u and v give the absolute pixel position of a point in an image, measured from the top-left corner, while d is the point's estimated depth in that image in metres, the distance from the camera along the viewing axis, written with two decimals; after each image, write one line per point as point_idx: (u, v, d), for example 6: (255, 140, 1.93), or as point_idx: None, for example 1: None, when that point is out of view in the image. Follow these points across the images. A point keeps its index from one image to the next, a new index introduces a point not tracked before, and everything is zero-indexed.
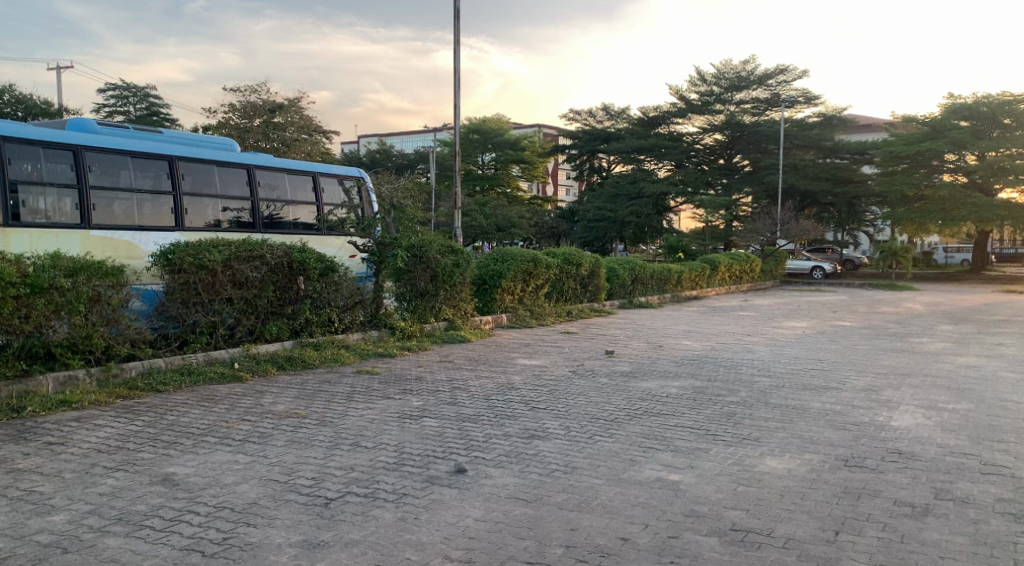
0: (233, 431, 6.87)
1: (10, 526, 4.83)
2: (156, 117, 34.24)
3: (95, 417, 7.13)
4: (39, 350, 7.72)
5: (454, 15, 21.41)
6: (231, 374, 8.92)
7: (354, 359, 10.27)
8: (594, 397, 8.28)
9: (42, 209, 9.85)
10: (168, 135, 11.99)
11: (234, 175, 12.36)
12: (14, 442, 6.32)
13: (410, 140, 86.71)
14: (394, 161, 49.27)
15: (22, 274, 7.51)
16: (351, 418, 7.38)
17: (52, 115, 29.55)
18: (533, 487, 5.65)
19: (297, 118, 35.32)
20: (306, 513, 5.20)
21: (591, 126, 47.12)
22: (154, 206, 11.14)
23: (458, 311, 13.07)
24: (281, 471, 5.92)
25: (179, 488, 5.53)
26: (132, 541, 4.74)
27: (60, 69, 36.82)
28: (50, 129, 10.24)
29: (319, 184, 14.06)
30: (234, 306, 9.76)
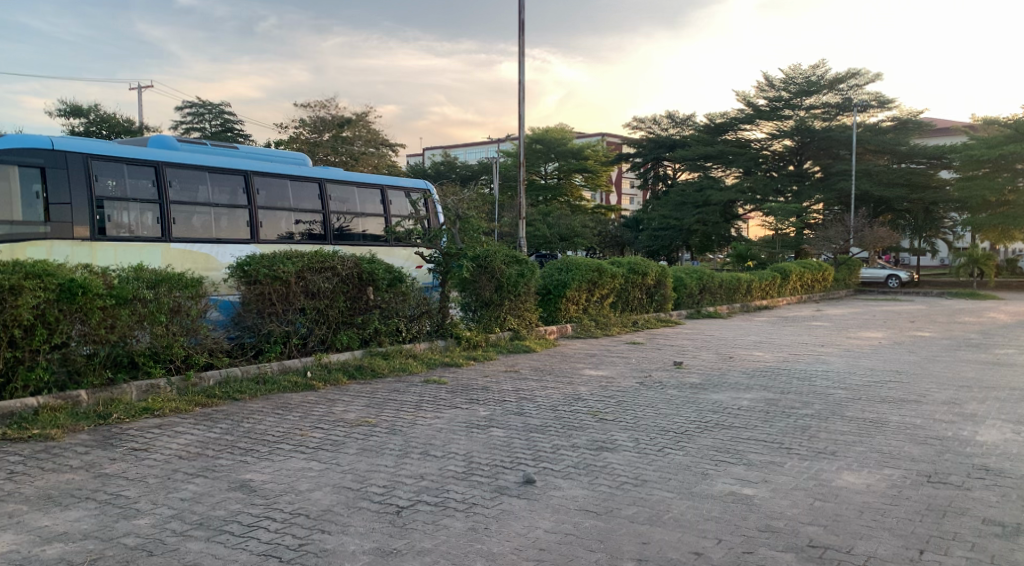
0: (306, 439, 7.02)
1: (99, 529, 5.02)
2: (231, 133, 35.38)
3: (175, 424, 7.36)
4: (124, 359, 8.01)
5: (518, 28, 21.15)
6: (304, 383, 9.11)
7: (422, 368, 10.40)
8: (663, 409, 8.19)
9: (126, 223, 10.25)
10: (244, 150, 12.37)
11: (306, 189, 12.68)
12: (101, 448, 6.58)
13: (472, 152, 87.49)
14: (458, 172, 49.73)
15: (108, 286, 7.84)
16: (420, 427, 7.45)
17: (133, 133, 30.81)
18: (603, 499, 5.62)
19: (364, 132, 35.94)
20: (378, 520, 5.28)
21: (656, 134, 46.76)
22: (230, 220, 11.47)
23: (523, 320, 13.12)
24: (353, 479, 6.02)
25: (256, 494, 5.67)
26: (212, 546, 4.88)
27: (140, 89, 38.40)
28: (133, 146, 10.68)
29: (388, 197, 14.29)
30: (307, 315, 9.97)
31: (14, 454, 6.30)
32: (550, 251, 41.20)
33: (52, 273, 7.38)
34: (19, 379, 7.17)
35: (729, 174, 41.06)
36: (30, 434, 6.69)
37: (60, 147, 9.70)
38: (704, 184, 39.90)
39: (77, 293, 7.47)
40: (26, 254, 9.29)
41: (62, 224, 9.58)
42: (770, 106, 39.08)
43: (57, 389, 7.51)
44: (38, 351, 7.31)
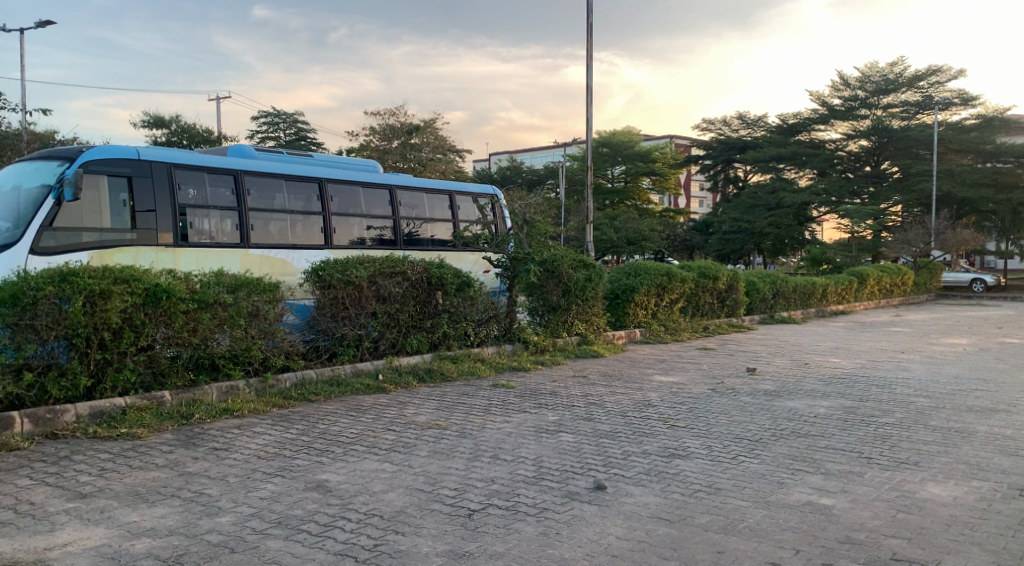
0: (379, 441, 7.14)
1: (183, 526, 5.20)
2: (304, 141, 36.19)
3: (254, 425, 7.57)
4: (206, 360, 8.28)
5: (587, 31, 21.12)
6: (376, 386, 9.27)
7: (491, 372, 10.45)
8: (737, 416, 8.05)
9: (206, 230, 10.59)
10: (318, 158, 12.68)
11: (377, 195, 12.90)
12: (184, 447, 6.81)
13: (538, 157, 87.71)
14: (525, 177, 49.84)
15: (191, 290, 8.12)
16: (490, 431, 7.50)
17: (211, 143, 31.82)
18: (676, 507, 5.55)
19: (432, 138, 36.23)
20: (450, 523, 5.33)
21: (726, 135, 46.13)
22: (305, 225, 11.75)
23: (591, 325, 13.07)
24: (426, 481, 6.09)
25: (332, 495, 5.79)
26: (291, 544, 4.99)
27: (218, 100, 39.70)
28: (213, 156, 11.06)
29: (456, 203, 14.43)
30: (378, 319, 10.13)
31: (104, 452, 6.57)
32: (617, 254, 40.91)
33: (140, 279, 7.67)
34: (108, 379, 7.48)
35: (803, 175, 40.09)
36: (118, 433, 6.97)
37: (146, 157, 10.10)
38: (777, 186, 39.08)
39: (163, 297, 7.76)
40: (116, 260, 9.63)
41: (147, 231, 9.96)
42: (846, 105, 38.12)
43: (143, 390, 7.80)
44: (125, 353, 7.60)
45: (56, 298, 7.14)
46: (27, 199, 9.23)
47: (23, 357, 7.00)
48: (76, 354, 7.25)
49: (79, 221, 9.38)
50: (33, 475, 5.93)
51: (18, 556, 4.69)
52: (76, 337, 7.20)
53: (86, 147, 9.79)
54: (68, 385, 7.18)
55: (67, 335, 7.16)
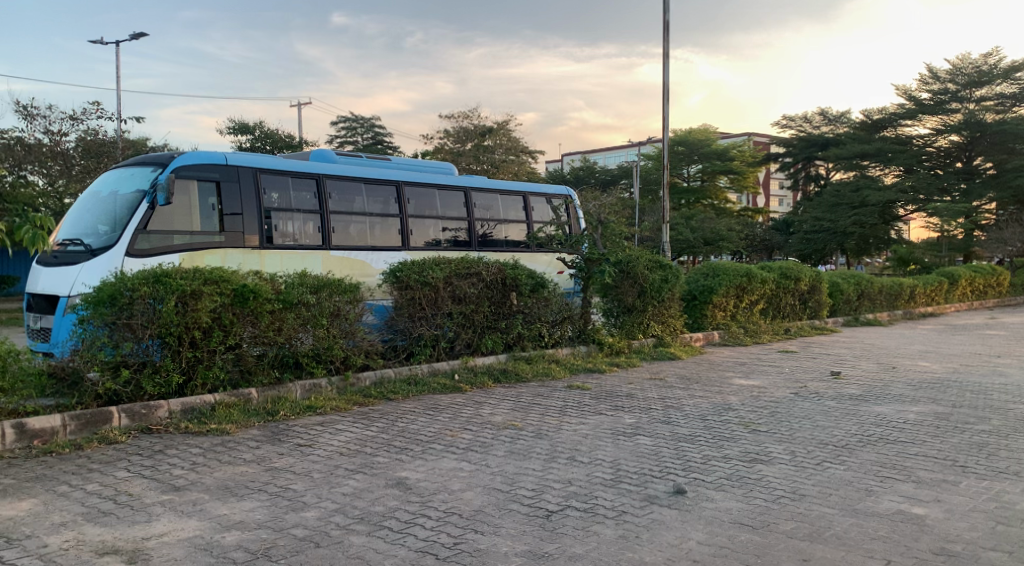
0: (457, 440, 7.21)
1: (271, 519, 5.35)
2: (381, 145, 36.81)
3: (336, 422, 7.74)
4: (290, 359, 8.50)
5: (663, 29, 20.86)
6: (453, 385, 9.36)
7: (565, 374, 10.43)
8: (821, 421, 7.84)
9: (290, 232, 10.88)
10: (396, 161, 12.89)
11: (453, 197, 13.04)
12: (270, 443, 7.01)
13: (612, 157, 87.25)
14: (599, 177, 49.57)
15: (276, 291, 8.35)
16: (566, 432, 7.49)
17: (292, 147, 32.66)
18: (759, 513, 5.44)
19: (506, 140, 36.43)
20: (529, 523, 5.34)
21: (806, 132, 45.22)
22: (383, 227, 11.95)
23: (667, 327, 12.92)
24: (503, 481, 6.12)
25: (412, 492, 5.88)
26: (373, 540, 5.09)
27: (299, 106, 40.74)
28: (297, 160, 11.37)
29: (530, 204, 14.46)
30: (454, 320, 10.24)
31: (195, 446, 6.82)
32: (694, 254, 40.31)
33: (228, 279, 7.93)
34: (199, 376, 7.77)
35: (889, 172, 38.72)
36: (208, 429, 7.21)
37: (233, 162, 10.46)
38: (861, 183, 37.85)
39: (250, 297, 8.02)
40: (205, 261, 9.98)
41: (234, 233, 10.28)
42: (936, 99, 36.68)
43: (231, 387, 8.06)
44: (215, 351, 7.88)
45: (150, 298, 7.47)
46: (123, 204, 9.66)
47: (120, 354, 7.35)
48: (169, 352, 7.56)
49: (172, 224, 9.76)
50: (130, 467, 6.20)
51: (118, 545, 4.90)
52: (169, 336, 7.52)
53: (177, 154, 10.19)
54: (161, 381, 7.50)
55: (161, 334, 7.49)
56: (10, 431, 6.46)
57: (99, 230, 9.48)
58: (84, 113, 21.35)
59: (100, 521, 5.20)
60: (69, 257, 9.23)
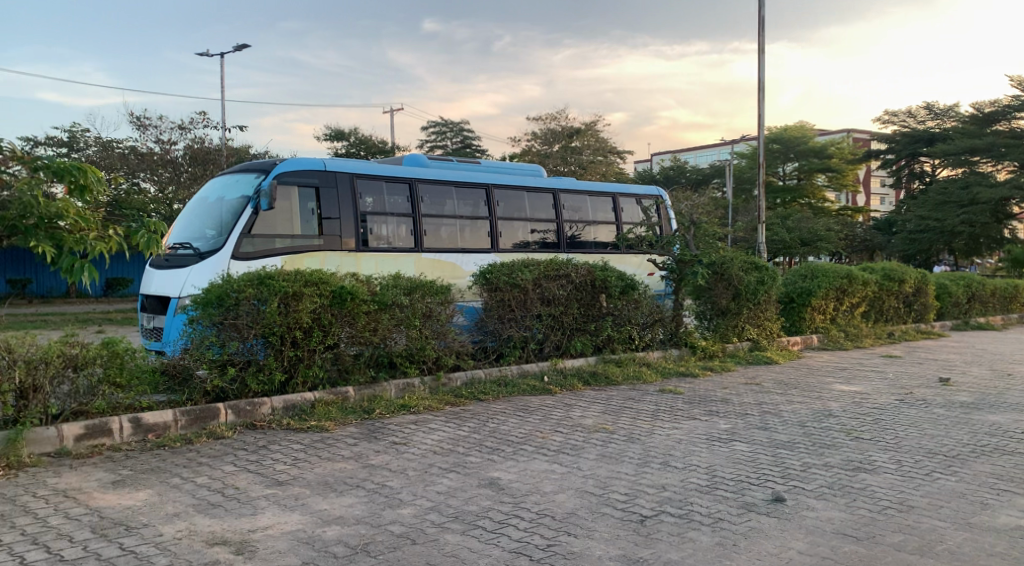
0: (548, 441, 7.21)
1: (368, 515, 5.47)
2: (469, 149, 37.21)
3: (429, 421, 7.86)
4: (385, 359, 8.68)
5: (759, 23, 20.33)
6: (542, 387, 9.38)
7: (657, 378, 10.29)
8: (929, 429, 7.50)
9: (384, 235, 11.12)
10: (486, 164, 13.00)
11: (542, 199, 13.08)
12: (367, 440, 7.18)
13: (703, 157, 85.83)
14: (689, 176, 48.81)
15: (371, 292, 8.54)
16: (659, 437, 7.40)
17: (384, 152, 33.39)
18: (864, 524, 5.26)
19: (594, 141, 36.26)
20: (622, 528, 5.30)
21: (910, 128, 43.54)
22: (473, 230, 12.07)
23: (762, 330, 12.62)
24: (596, 484, 6.09)
25: (505, 493, 5.91)
26: (468, 539, 5.14)
27: (391, 111, 41.58)
28: (390, 165, 11.62)
29: (620, 205, 14.35)
30: (543, 322, 10.26)
31: (296, 443, 7.04)
32: (790, 254, 39.19)
33: (327, 281, 8.17)
34: (299, 375, 8.02)
35: (1002, 168, 36.73)
36: (308, 425, 7.44)
37: (331, 168, 10.77)
38: (971, 181, 36.02)
39: (347, 298, 8.23)
40: (305, 264, 10.30)
41: (332, 236, 10.57)
42: None
43: (329, 385, 8.29)
44: (314, 350, 8.13)
45: (255, 299, 7.77)
46: (229, 210, 10.06)
47: (227, 353, 7.67)
48: (272, 352, 7.85)
49: (274, 228, 10.11)
50: (236, 462, 6.46)
51: (227, 536, 5.10)
52: (272, 336, 7.81)
53: (279, 161, 10.55)
54: (265, 379, 7.79)
55: (264, 334, 7.78)
56: (128, 424, 6.81)
57: (206, 234, 9.91)
58: (192, 123, 22.34)
59: (210, 513, 5.44)
60: (180, 261, 9.67)
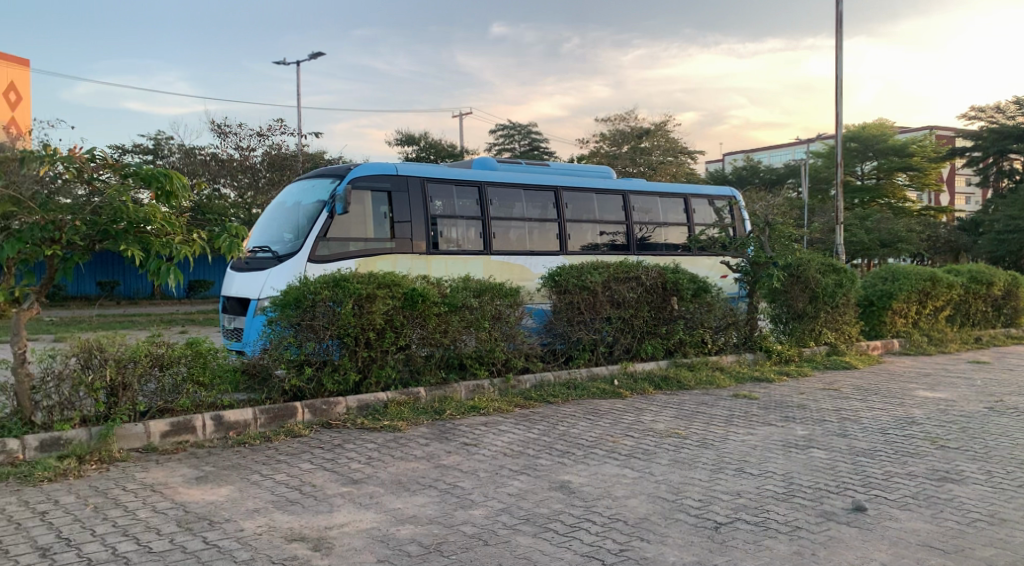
0: (619, 446, 7.16)
1: (441, 516, 5.53)
2: (538, 151, 37.23)
3: (499, 423, 7.89)
4: (455, 360, 8.76)
5: (836, 19, 19.81)
6: (612, 391, 9.31)
7: (730, 382, 10.10)
8: (1021, 439, 7.17)
9: (454, 238, 11.21)
10: (556, 165, 13.00)
11: (612, 201, 13.00)
12: (438, 441, 7.25)
13: (776, 156, 84.06)
14: (763, 176, 47.81)
15: (442, 294, 8.62)
16: (733, 442, 7.27)
17: (454, 156, 33.70)
18: (951, 536, 5.07)
19: (664, 141, 35.85)
20: (696, 534, 5.23)
21: (998, 124, 41.71)
22: (542, 232, 12.08)
23: (840, 334, 12.29)
24: (669, 490, 6.02)
25: (576, 496, 5.90)
26: (540, 542, 5.14)
27: (460, 116, 41.93)
28: (460, 168, 11.74)
29: (691, 206, 14.14)
30: (613, 324, 10.20)
31: (370, 442, 7.16)
32: (869, 255, 38.03)
33: (399, 283, 8.29)
34: (372, 375, 8.16)
35: None
36: (381, 425, 7.56)
37: (403, 172, 10.94)
38: None
39: (418, 300, 8.33)
40: (377, 267, 10.47)
41: (404, 239, 10.72)
42: None
43: (401, 386, 8.41)
44: (387, 351, 8.25)
45: (331, 301, 7.95)
46: (306, 214, 10.31)
47: (304, 353, 7.85)
48: (346, 352, 8.01)
49: (348, 231, 10.30)
50: (313, 459, 6.60)
51: (304, 532, 5.22)
52: (347, 337, 7.97)
53: (353, 165, 10.77)
54: (340, 379, 7.95)
55: (339, 334, 7.95)
56: (210, 422, 7.03)
57: (284, 237, 10.18)
58: (269, 130, 22.93)
59: (288, 509, 5.57)
60: (259, 263, 9.95)
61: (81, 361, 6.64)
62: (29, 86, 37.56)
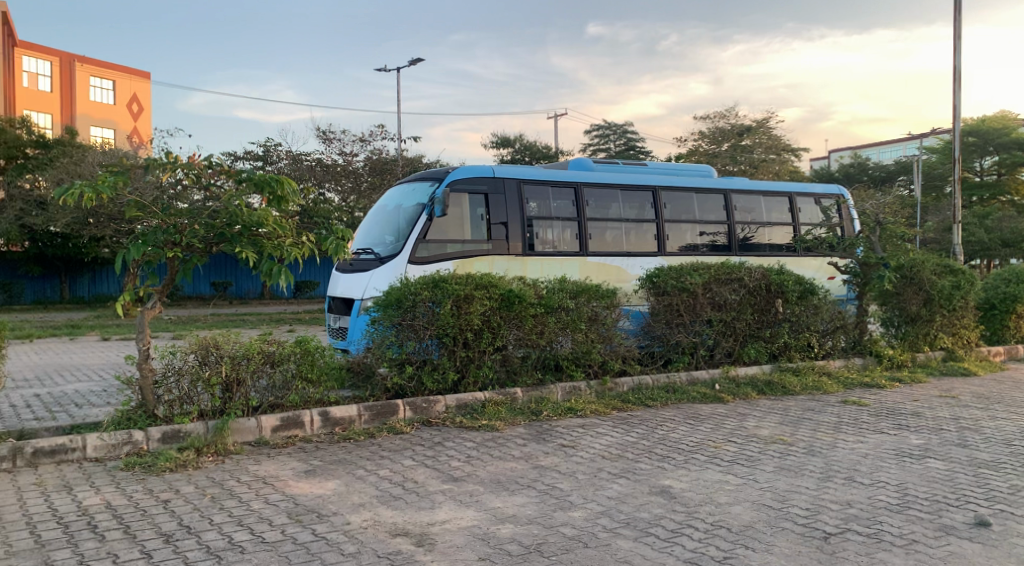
0: (721, 452, 7.00)
1: (541, 516, 5.54)
2: (634, 150, 36.86)
3: (597, 425, 7.85)
4: (552, 361, 8.76)
5: (954, 7, 18.83)
6: (713, 395, 9.12)
7: (838, 389, 9.74)
8: None
9: (550, 239, 11.22)
10: (655, 165, 12.84)
11: (712, 200, 12.75)
12: (536, 441, 7.27)
13: (886, 152, 80.73)
14: (872, 174, 45.91)
15: (538, 295, 8.66)
16: (842, 450, 7.01)
17: (550, 157, 33.73)
18: None
19: (767, 138, 34.89)
20: (804, 544, 5.07)
21: None
22: (639, 233, 11.95)
23: (958, 339, 11.65)
24: (774, 497, 5.85)
25: (677, 501, 5.80)
26: (641, 546, 5.08)
27: (556, 117, 41.89)
28: (557, 170, 11.76)
29: (796, 205, 13.72)
30: (713, 327, 9.99)
31: (468, 441, 7.24)
32: (989, 256, 35.99)
33: (496, 284, 8.38)
34: (470, 375, 8.26)
35: None
36: (479, 425, 7.63)
37: (500, 175, 11.03)
38: None
39: (515, 301, 8.39)
40: (474, 268, 10.58)
41: (500, 241, 10.80)
42: None
43: (498, 386, 8.47)
44: (484, 352, 8.33)
45: (431, 301, 8.09)
46: (407, 216, 10.54)
47: (405, 353, 8.03)
48: (445, 352, 8.14)
49: (446, 233, 10.45)
50: (414, 456, 6.73)
51: (408, 528, 5.33)
52: (446, 337, 8.10)
53: (452, 168, 10.94)
54: (439, 378, 8.09)
55: (439, 334, 8.09)
56: (317, 418, 7.26)
57: (386, 240, 10.44)
58: (371, 135, 23.55)
59: (392, 505, 5.69)
60: (362, 265, 10.23)
61: (199, 358, 6.96)
62: (150, 97, 39.70)
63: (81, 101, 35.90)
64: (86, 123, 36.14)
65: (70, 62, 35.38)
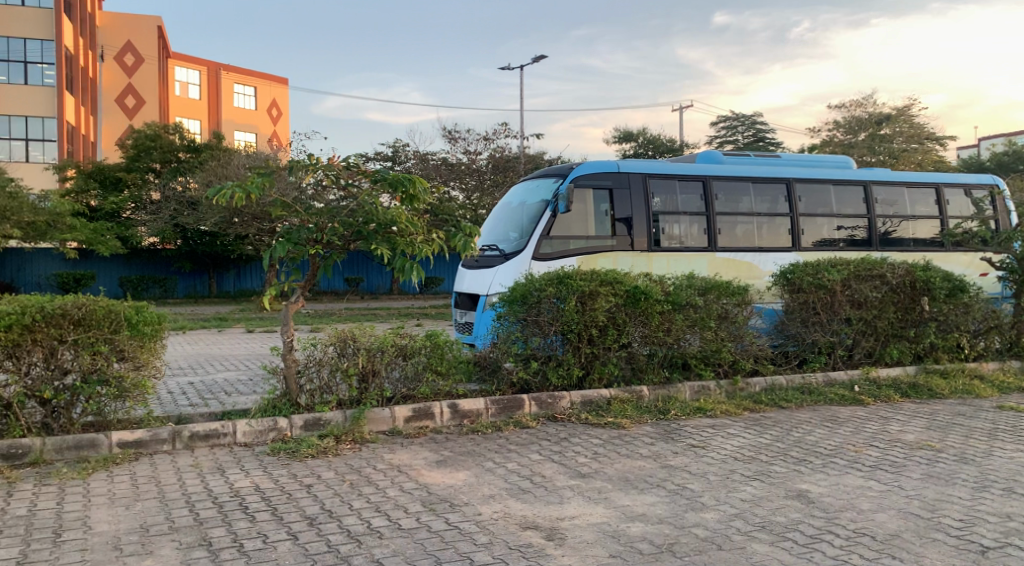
0: (862, 456, 6.68)
1: (672, 516, 5.45)
2: (764, 142, 35.71)
3: (728, 426, 7.65)
4: (679, 359, 8.60)
5: None
6: (852, 397, 8.71)
7: (992, 393, 9.09)
8: None
9: (677, 235, 11.03)
10: (788, 156, 12.36)
11: (850, 193, 12.18)
12: (665, 440, 7.15)
13: None
14: None
15: (665, 292, 8.51)
16: (999, 459, 6.55)
17: (675, 151, 33.16)
18: None
19: (908, 127, 33.04)
20: (958, 557, 4.77)
21: None
22: (771, 228, 11.56)
23: None
24: (923, 506, 5.53)
25: (816, 506, 5.58)
26: (778, 551, 4.92)
27: (681, 109, 41.06)
28: (684, 163, 11.52)
29: (944, 196, 12.89)
30: (852, 326, 9.54)
31: (595, 437, 7.21)
32: None
33: (621, 281, 8.30)
34: (595, 371, 8.22)
35: None
36: (605, 422, 7.59)
37: (625, 169, 10.91)
38: None
39: (642, 297, 8.30)
40: (599, 264, 10.52)
41: (625, 237, 10.70)
42: None
43: (624, 383, 8.41)
44: (610, 349, 8.27)
45: (555, 298, 8.11)
46: (531, 213, 10.60)
47: (530, 348, 8.09)
48: (571, 348, 8.13)
49: (571, 229, 10.43)
50: (542, 451, 6.76)
51: (538, 521, 5.36)
52: (571, 333, 8.09)
53: (577, 164, 10.89)
54: (564, 374, 8.09)
55: (564, 330, 8.08)
56: (447, 410, 7.41)
57: (511, 236, 10.55)
58: (495, 134, 23.91)
59: (521, 498, 5.74)
60: (487, 261, 10.37)
61: (338, 349, 7.26)
62: (288, 102, 41.69)
63: (227, 107, 38.11)
64: (231, 127, 38.34)
65: (217, 71, 37.65)
